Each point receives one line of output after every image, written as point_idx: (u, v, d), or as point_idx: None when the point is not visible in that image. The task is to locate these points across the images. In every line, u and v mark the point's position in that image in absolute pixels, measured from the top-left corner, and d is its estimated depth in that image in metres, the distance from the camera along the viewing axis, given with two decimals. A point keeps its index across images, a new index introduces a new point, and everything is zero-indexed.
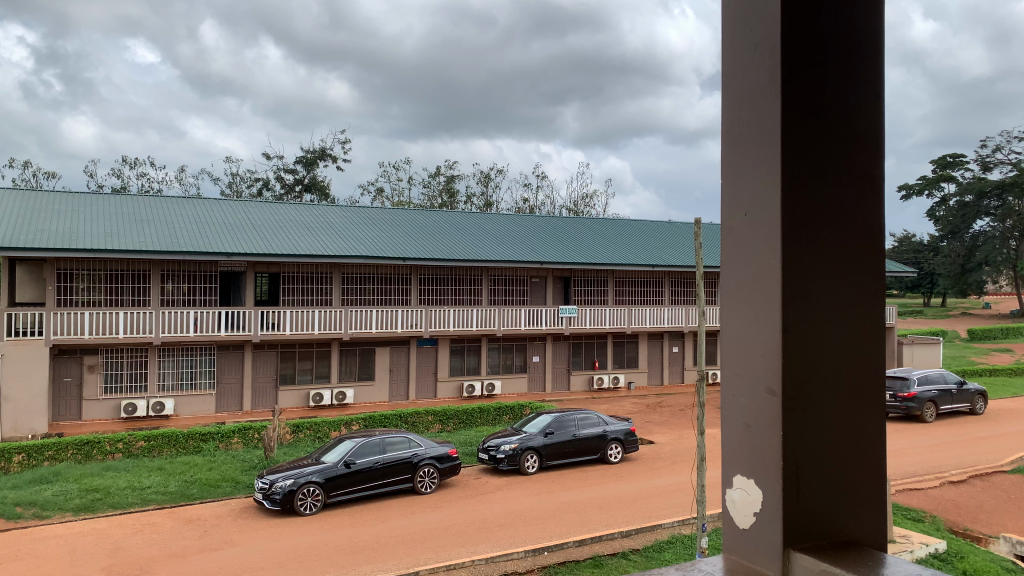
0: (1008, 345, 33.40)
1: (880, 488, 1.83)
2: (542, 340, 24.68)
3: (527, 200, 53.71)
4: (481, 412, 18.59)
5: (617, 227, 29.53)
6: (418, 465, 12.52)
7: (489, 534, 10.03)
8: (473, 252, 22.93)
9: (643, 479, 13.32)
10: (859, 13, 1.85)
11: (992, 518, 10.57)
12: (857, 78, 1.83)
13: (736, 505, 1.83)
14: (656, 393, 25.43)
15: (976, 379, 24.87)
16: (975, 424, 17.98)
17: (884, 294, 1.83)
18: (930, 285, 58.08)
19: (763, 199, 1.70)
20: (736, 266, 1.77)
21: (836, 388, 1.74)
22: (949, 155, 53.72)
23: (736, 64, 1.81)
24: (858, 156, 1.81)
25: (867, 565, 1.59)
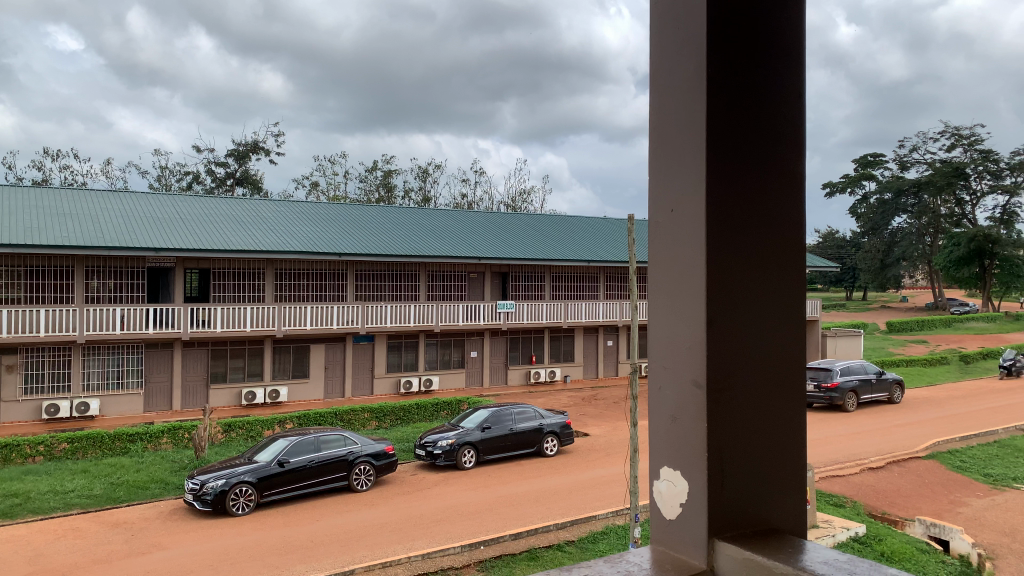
0: (923, 336, 34.92)
1: (800, 475, 1.90)
2: (479, 335, 24.71)
3: (465, 195, 53.50)
4: (419, 408, 18.51)
5: (553, 222, 29.75)
6: (353, 463, 12.40)
7: (426, 530, 10.00)
8: (410, 247, 22.80)
9: (578, 471, 13.48)
10: (782, 12, 1.91)
11: (908, 502, 11.04)
12: (780, 77, 1.89)
13: (663, 497, 1.87)
14: (591, 387, 25.74)
15: (894, 369, 25.95)
16: (892, 413, 18.78)
17: (803, 289, 1.91)
18: (852, 280, 60.25)
19: (690, 194, 1.75)
20: (662, 260, 1.82)
21: (758, 376, 1.80)
22: (869, 155, 55.88)
23: (663, 63, 1.85)
24: (777, 155, 1.86)
25: (786, 552, 1.65)
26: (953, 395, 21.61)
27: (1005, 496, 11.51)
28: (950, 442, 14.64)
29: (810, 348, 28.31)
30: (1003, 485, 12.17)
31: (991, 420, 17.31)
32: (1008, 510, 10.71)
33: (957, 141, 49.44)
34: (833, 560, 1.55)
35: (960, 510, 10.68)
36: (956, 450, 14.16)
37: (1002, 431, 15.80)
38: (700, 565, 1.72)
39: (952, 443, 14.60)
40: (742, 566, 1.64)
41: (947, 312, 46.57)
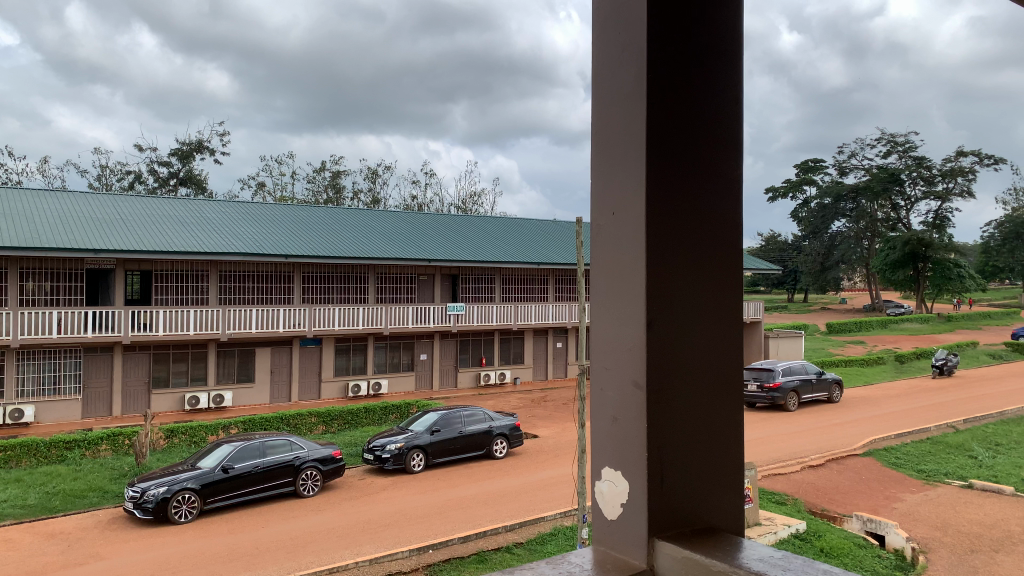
0: (862, 337, 35.94)
1: (738, 474, 1.91)
2: (429, 338, 24.60)
3: (415, 197, 53.22)
4: (366, 412, 18.34)
5: (502, 225, 29.82)
6: (300, 468, 12.23)
7: (374, 535, 9.91)
8: (358, 249, 22.60)
9: (527, 473, 13.51)
10: (722, 15, 1.89)
11: (846, 498, 11.35)
12: (720, 81, 1.87)
13: (605, 498, 1.86)
14: (541, 388, 25.85)
15: (834, 369, 26.67)
16: (832, 411, 19.28)
17: (741, 294, 1.91)
18: (794, 282, 61.71)
19: (630, 199, 1.73)
20: (603, 264, 1.81)
21: (699, 377, 1.79)
22: (811, 161, 57.36)
23: (604, 68, 1.82)
24: (717, 159, 1.85)
25: (723, 549, 1.66)
26: (889, 394, 22.30)
27: (938, 491, 11.90)
28: (886, 439, 15.11)
29: (753, 349, 28.91)
30: (936, 480, 12.59)
31: (924, 417, 17.92)
32: (940, 504, 11.08)
33: (893, 148, 51.09)
34: (770, 558, 1.56)
35: (895, 506, 11.01)
36: (891, 447, 14.62)
37: (935, 428, 16.37)
38: (640, 564, 1.72)
39: (888, 441, 15.07)
40: (681, 565, 1.64)
41: (884, 313, 48.02)
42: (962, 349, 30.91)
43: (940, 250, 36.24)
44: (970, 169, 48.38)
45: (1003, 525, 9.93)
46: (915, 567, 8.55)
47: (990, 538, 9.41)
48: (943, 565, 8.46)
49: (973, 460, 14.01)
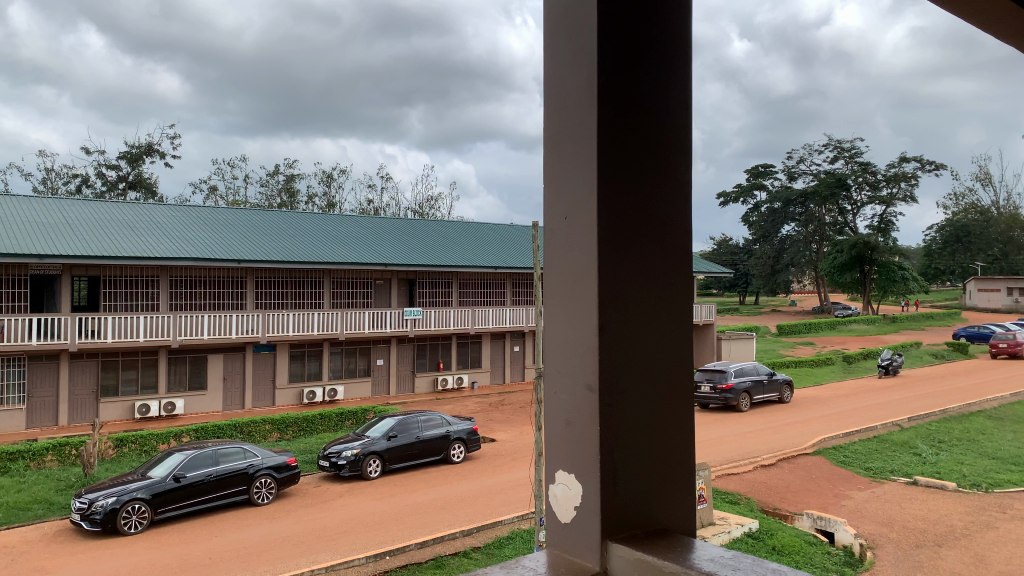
0: (811, 338, 36.75)
1: (691, 475, 1.83)
2: (385, 343, 24.46)
3: (371, 201, 52.92)
4: (322, 419, 18.16)
5: (458, 228, 29.82)
6: (254, 476, 12.05)
7: (330, 543, 9.80)
8: (313, 254, 22.37)
9: (484, 477, 13.51)
10: (675, 18, 1.81)
11: (796, 497, 11.59)
12: (674, 87, 1.79)
13: (558, 501, 1.77)
14: (498, 392, 25.88)
15: (785, 370, 27.21)
16: (783, 411, 19.67)
17: (692, 295, 1.83)
18: (745, 285, 62.84)
19: (582, 203, 1.64)
20: (557, 268, 1.72)
21: (650, 381, 1.71)
22: (762, 166, 58.47)
23: (555, 71, 1.74)
24: (671, 160, 1.77)
25: (676, 551, 1.59)
26: (838, 393, 22.84)
27: (884, 488, 12.21)
28: (835, 438, 15.47)
29: (706, 351, 29.33)
30: (882, 477, 12.94)
31: (870, 416, 18.39)
32: (886, 501, 11.38)
33: (840, 154, 52.37)
34: (723, 560, 1.48)
35: (844, 503, 11.25)
36: (840, 445, 14.96)
37: (881, 427, 16.81)
38: (592, 569, 1.63)
39: (836, 440, 15.42)
40: (633, 567, 1.56)
41: (833, 314, 49.20)
42: (907, 349, 31.82)
43: (885, 253, 37.29)
44: (913, 175, 49.86)
45: (946, 520, 10.23)
46: (863, 563, 8.76)
47: (935, 533, 9.68)
48: (890, 561, 8.68)
49: (917, 456, 14.43)
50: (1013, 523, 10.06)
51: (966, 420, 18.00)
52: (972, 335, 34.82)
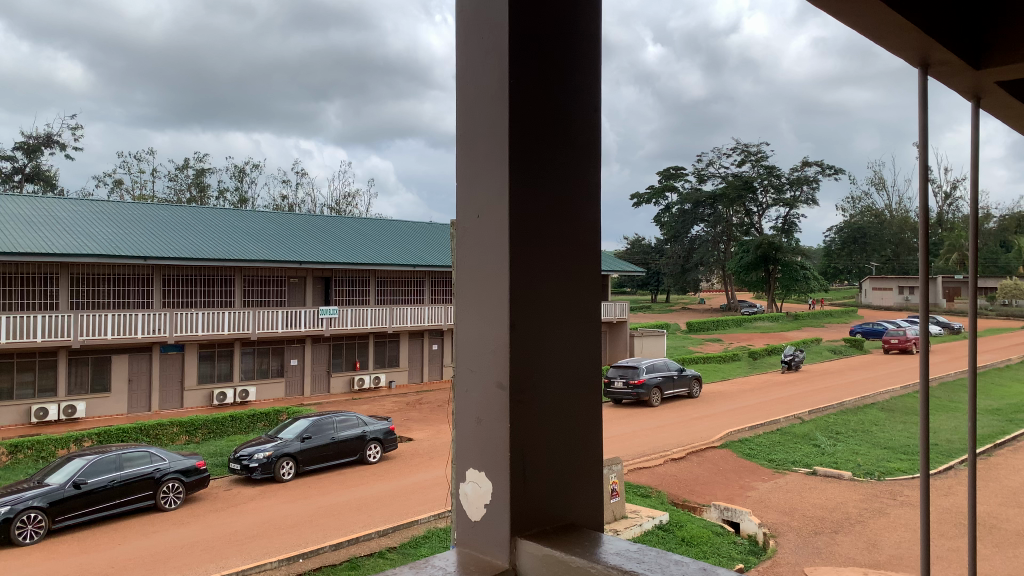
0: (718, 335, 37.97)
1: (598, 468, 1.79)
2: (300, 342, 23.94)
3: (285, 197, 51.75)
4: (233, 421, 17.68)
5: (375, 225, 29.53)
6: (160, 481, 11.63)
7: (240, 548, 9.55)
8: (226, 250, 21.77)
9: (400, 477, 13.44)
10: (588, 16, 1.75)
11: (704, 489, 11.97)
12: (586, 86, 1.73)
13: (468, 499, 1.70)
14: (416, 391, 25.75)
15: (694, 366, 28.06)
16: (693, 406, 20.28)
17: (602, 291, 1.77)
18: (657, 283, 64.42)
19: (493, 202, 1.57)
20: (467, 266, 1.65)
21: (561, 380, 1.66)
22: (673, 168, 60.02)
23: (467, 67, 1.64)
24: (582, 156, 1.71)
25: (586, 547, 1.56)
26: (744, 388, 23.69)
27: (786, 478, 12.76)
28: (742, 431, 16.06)
29: (620, 348, 29.96)
30: (785, 468, 13.51)
31: (774, 410, 19.18)
32: (788, 491, 11.89)
33: (747, 158, 54.30)
34: (632, 555, 1.46)
35: (749, 494, 11.68)
36: (745, 438, 15.53)
37: (784, 420, 17.53)
38: (503, 567, 1.58)
39: (742, 433, 16.00)
40: (543, 564, 1.52)
41: (739, 311, 50.96)
42: (808, 345, 33.31)
43: (789, 253, 38.90)
44: (815, 179, 52.21)
45: (842, 507, 10.78)
46: (766, 551, 9.13)
47: (832, 520, 10.18)
48: (790, 548, 9.08)
49: (816, 447, 15.11)
50: (902, 509, 10.68)
51: (861, 412, 19.00)
52: (867, 331, 36.77)
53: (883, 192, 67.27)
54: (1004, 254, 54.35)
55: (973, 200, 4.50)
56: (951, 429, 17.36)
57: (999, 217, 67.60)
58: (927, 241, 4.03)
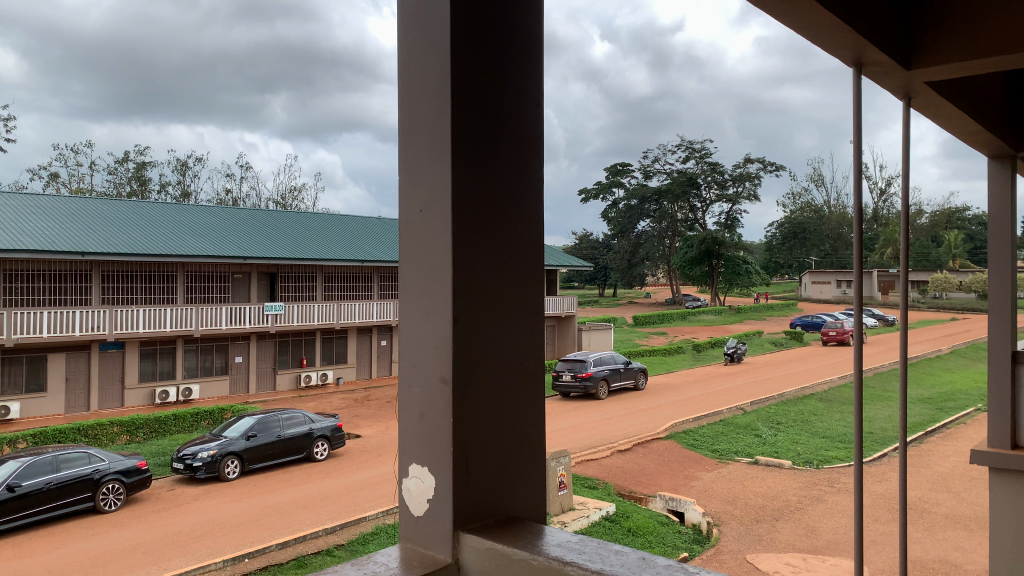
0: (664, 329, 38.51)
1: (542, 463, 1.77)
2: (245, 339, 23.53)
3: (230, 191, 50.70)
4: (176, 420, 17.34)
5: (321, 219, 29.22)
6: (100, 482, 11.34)
7: (184, 549, 9.38)
8: (167, 245, 21.28)
9: (348, 474, 13.35)
10: (531, 12, 1.74)
11: (650, 480, 12.17)
12: (529, 82, 1.71)
13: (410, 495, 1.66)
14: (365, 388, 25.56)
15: (641, 359, 28.47)
16: (639, 398, 20.58)
17: (544, 287, 1.76)
18: (605, 278, 65.06)
19: (435, 195, 1.55)
20: (410, 260, 1.61)
21: (506, 374, 1.64)
22: (620, 165, 60.61)
23: (408, 60, 1.62)
24: (525, 152, 1.69)
25: (530, 540, 1.54)
26: (689, 380, 24.14)
27: (729, 468, 13.05)
28: (686, 423, 16.36)
29: (568, 341, 30.18)
30: (728, 457, 13.82)
31: (718, 401, 19.58)
32: (731, 480, 12.16)
33: (691, 155, 55.18)
34: (574, 545, 1.46)
35: (693, 484, 11.91)
36: (690, 429, 15.81)
37: (727, 411, 17.91)
38: (446, 561, 1.56)
39: (686, 424, 16.28)
40: (486, 559, 1.50)
41: (684, 305, 51.79)
42: (750, 338, 34.03)
43: (732, 248, 39.70)
44: (757, 175, 53.34)
45: (783, 495, 11.07)
46: (709, 539, 9.34)
47: (773, 508, 10.45)
48: (733, 536, 9.30)
49: (758, 437, 15.48)
50: (839, 496, 11.03)
51: (801, 403, 19.52)
52: (807, 324, 37.77)
53: (821, 188, 69.14)
54: (935, 248, 56.38)
55: (904, 197, 4.65)
56: (885, 417, 17.97)
57: (930, 211, 70.04)
58: (861, 236, 4.14)
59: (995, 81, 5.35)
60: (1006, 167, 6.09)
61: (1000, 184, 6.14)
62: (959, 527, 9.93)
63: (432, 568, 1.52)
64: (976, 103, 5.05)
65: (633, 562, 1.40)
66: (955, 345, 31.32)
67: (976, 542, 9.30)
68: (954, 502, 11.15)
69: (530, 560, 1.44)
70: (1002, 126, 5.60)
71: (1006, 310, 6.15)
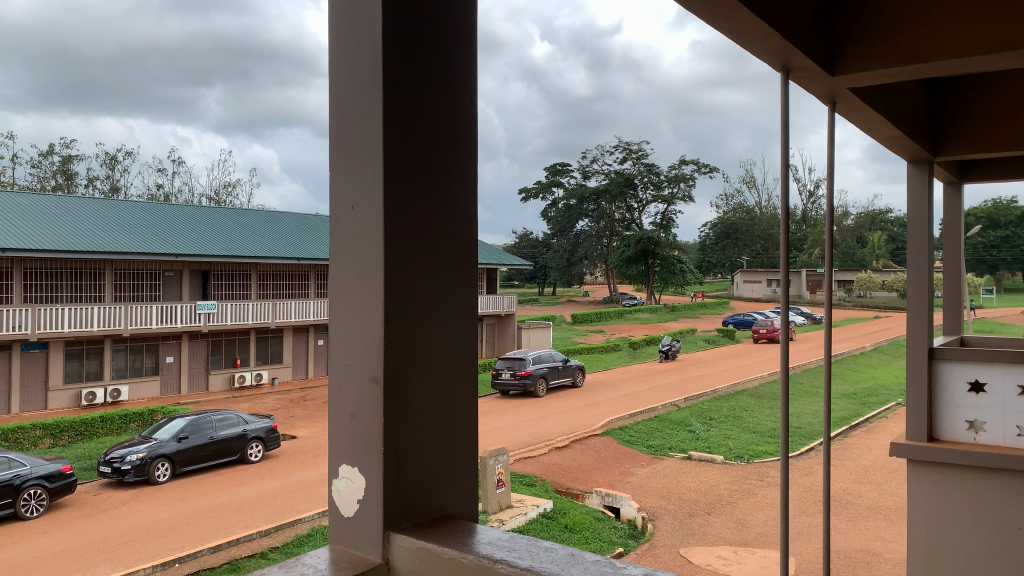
0: (602, 327, 38.93)
1: (473, 462, 1.77)
2: (176, 339, 22.93)
3: (161, 187, 49.15)
4: (103, 422, 16.80)
5: (255, 216, 28.64)
6: (21, 488, 10.90)
7: (110, 555, 9.10)
8: (95, 242, 20.60)
9: (283, 476, 13.15)
10: (463, 12, 1.74)
11: (586, 476, 12.32)
12: (462, 82, 1.72)
13: (341, 495, 1.64)
14: (301, 388, 25.16)
15: (579, 357, 28.73)
16: (576, 395, 20.79)
17: (476, 285, 1.76)
18: (544, 277, 65.39)
19: (367, 193, 1.54)
20: (342, 261, 1.60)
21: (440, 372, 1.64)
22: (561, 164, 60.98)
23: (339, 57, 1.60)
24: (457, 152, 1.69)
25: (461, 539, 1.54)
26: (625, 378, 24.46)
27: (663, 463, 13.29)
28: (622, 420, 16.61)
29: (508, 340, 30.27)
30: (662, 453, 14.07)
31: (653, 398, 19.91)
32: (665, 475, 12.40)
33: (629, 156, 55.94)
34: (505, 544, 1.46)
35: (629, 479, 12.10)
36: (625, 426, 16.04)
37: (661, 408, 18.23)
38: (374, 563, 1.55)
39: (622, 421, 16.52)
40: (416, 558, 1.50)
41: (621, 303, 52.47)
42: (685, 336, 34.69)
43: (668, 247, 40.40)
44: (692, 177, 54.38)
45: (715, 490, 11.35)
46: (644, 534, 9.49)
47: (705, 502, 10.70)
48: (666, 530, 9.49)
49: (691, 433, 15.80)
50: (768, 489, 11.36)
51: (733, 399, 20.00)
52: (739, 321, 38.69)
53: (753, 190, 70.90)
54: (860, 249, 58.43)
55: (828, 199, 4.81)
56: (812, 412, 18.56)
57: (855, 212, 72.52)
58: (788, 237, 4.26)
59: (913, 88, 5.59)
60: (924, 170, 6.38)
61: (919, 187, 6.43)
62: (881, 517, 10.34)
63: (362, 568, 1.52)
64: (896, 110, 5.26)
65: (562, 558, 1.43)
66: (878, 342, 32.52)
67: (895, 532, 9.70)
68: (876, 493, 11.60)
69: (460, 559, 1.45)
70: (920, 132, 5.86)
71: (923, 309, 6.45)
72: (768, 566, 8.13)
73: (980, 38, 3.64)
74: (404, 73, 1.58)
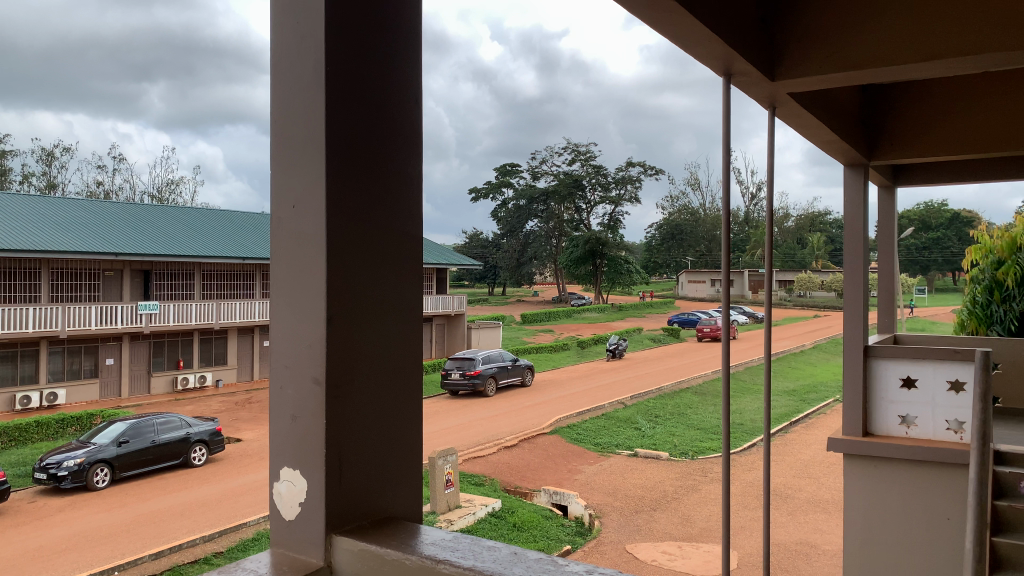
0: (551, 326, 39.15)
1: (417, 463, 1.78)
2: (116, 340, 22.35)
3: (100, 185, 47.57)
4: (38, 427, 16.27)
5: (198, 214, 28.06)
6: None
7: (46, 564, 8.82)
8: (29, 241, 19.92)
9: (228, 479, 12.93)
10: (406, 13, 1.74)
11: (534, 474, 12.41)
12: (407, 81, 1.73)
13: (282, 498, 1.63)
14: (246, 390, 24.75)
15: (527, 356, 28.86)
16: (524, 395, 20.88)
17: (420, 286, 1.76)
18: (494, 277, 65.41)
19: (310, 192, 1.54)
20: (283, 262, 1.59)
21: (383, 372, 1.65)
22: (511, 164, 61.04)
23: (281, 53, 1.60)
24: (402, 151, 1.70)
25: (403, 539, 1.55)
26: (573, 376, 24.66)
27: (610, 461, 13.45)
28: (570, 418, 16.75)
29: (457, 340, 30.23)
30: (609, 451, 14.24)
31: (600, 396, 20.11)
32: (612, 472, 12.55)
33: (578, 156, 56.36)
34: (447, 545, 1.48)
35: (576, 477, 12.21)
36: (573, 424, 16.18)
37: (608, 406, 18.42)
38: (316, 564, 1.55)
39: (570, 419, 16.66)
40: (358, 560, 1.50)
41: (570, 302, 52.82)
42: (631, 335, 35.12)
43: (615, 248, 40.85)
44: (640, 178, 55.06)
45: (661, 486, 11.55)
46: (590, 531, 9.60)
47: (651, 498, 10.87)
48: (612, 527, 9.62)
49: (638, 430, 16.02)
50: (712, 485, 11.59)
51: (677, 397, 20.32)
52: (684, 320, 39.32)
53: (698, 191, 72.09)
54: (801, 249, 59.93)
55: (767, 199, 4.93)
56: (754, 409, 18.98)
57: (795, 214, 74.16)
58: (728, 237, 4.37)
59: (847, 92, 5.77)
60: (860, 174, 6.58)
61: (855, 190, 6.63)
62: (819, 510, 10.65)
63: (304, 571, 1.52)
64: (832, 114, 5.42)
65: (504, 558, 1.45)
66: (817, 340, 33.42)
67: (832, 524, 9.99)
68: (814, 487, 11.94)
69: (404, 560, 1.46)
70: (855, 135, 6.05)
71: (858, 306, 6.66)
72: (711, 560, 8.31)
73: (910, 47, 3.79)
74: (346, 72, 1.58)
